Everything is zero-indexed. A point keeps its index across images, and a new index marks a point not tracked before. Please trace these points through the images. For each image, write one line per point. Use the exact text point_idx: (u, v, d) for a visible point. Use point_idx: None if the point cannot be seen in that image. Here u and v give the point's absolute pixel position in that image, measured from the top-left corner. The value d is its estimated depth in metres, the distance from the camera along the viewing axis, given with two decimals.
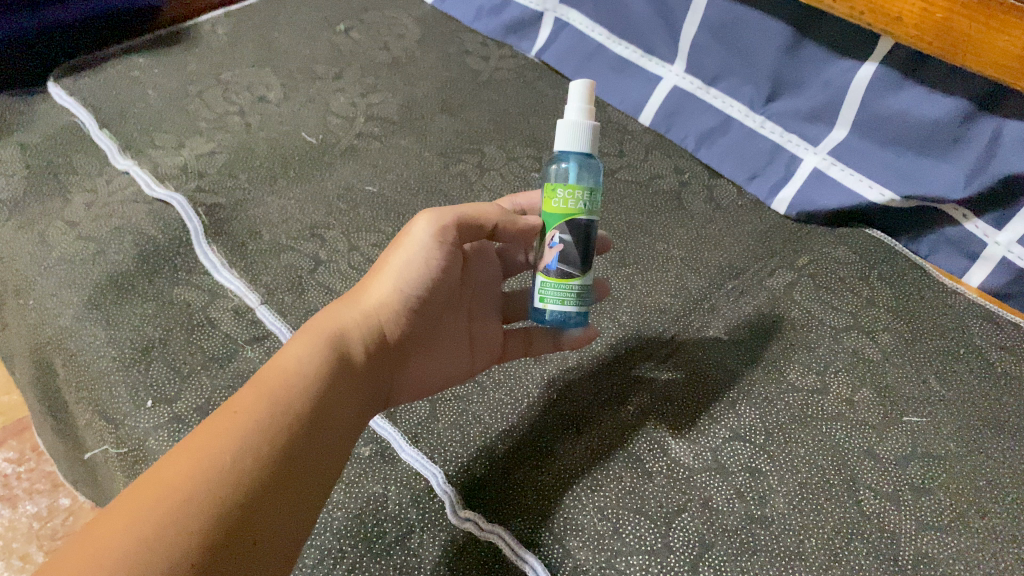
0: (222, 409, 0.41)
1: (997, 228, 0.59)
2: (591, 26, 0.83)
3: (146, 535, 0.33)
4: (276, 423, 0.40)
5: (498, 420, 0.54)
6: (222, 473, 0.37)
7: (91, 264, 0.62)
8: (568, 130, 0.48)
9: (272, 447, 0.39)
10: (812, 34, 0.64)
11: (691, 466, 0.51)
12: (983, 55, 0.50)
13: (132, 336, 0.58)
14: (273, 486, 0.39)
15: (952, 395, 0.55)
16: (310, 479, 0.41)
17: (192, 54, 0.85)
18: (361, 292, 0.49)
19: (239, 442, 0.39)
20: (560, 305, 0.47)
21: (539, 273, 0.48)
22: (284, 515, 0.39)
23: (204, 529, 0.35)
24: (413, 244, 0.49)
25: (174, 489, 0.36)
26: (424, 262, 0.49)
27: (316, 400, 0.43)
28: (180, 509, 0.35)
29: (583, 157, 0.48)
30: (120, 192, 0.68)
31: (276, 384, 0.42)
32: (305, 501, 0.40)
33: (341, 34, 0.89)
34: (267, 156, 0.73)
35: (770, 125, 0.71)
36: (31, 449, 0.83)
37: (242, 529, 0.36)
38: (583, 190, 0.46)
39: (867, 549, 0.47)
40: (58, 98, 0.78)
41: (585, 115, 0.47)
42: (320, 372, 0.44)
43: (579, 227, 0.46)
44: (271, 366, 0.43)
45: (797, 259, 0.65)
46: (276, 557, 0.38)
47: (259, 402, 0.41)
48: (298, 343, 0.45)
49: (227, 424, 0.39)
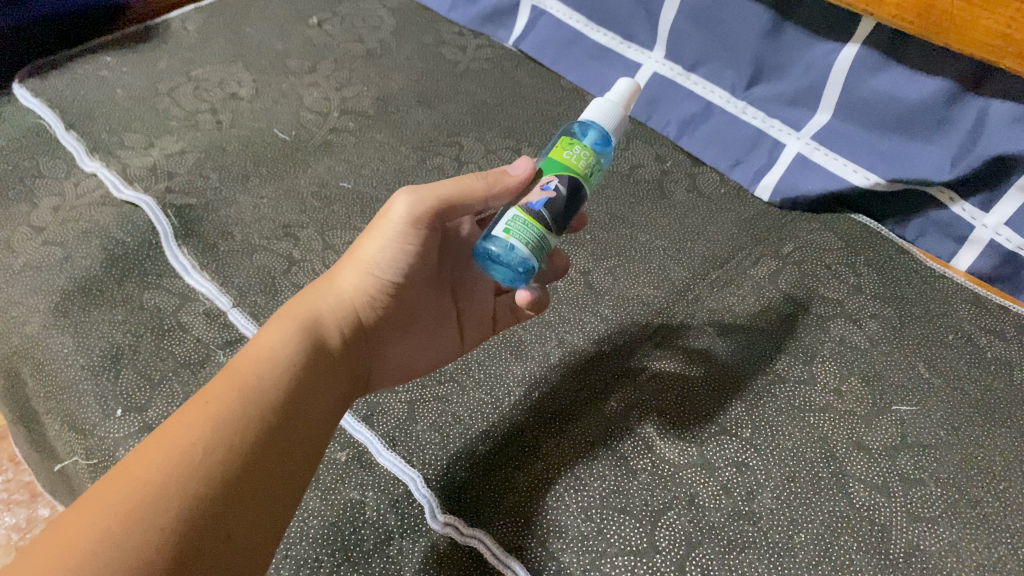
0: (194, 399, 0.39)
1: (984, 211, 0.58)
2: (569, 14, 0.81)
3: (113, 531, 0.32)
4: (249, 412, 0.39)
5: (478, 420, 0.53)
6: (192, 465, 0.36)
7: (57, 270, 0.60)
8: (604, 105, 0.47)
9: (246, 438, 0.38)
10: (791, 17, 0.62)
11: (675, 463, 0.50)
12: (966, 33, 0.48)
13: (100, 344, 0.56)
14: (250, 477, 0.37)
15: (942, 381, 0.54)
16: (288, 468, 0.39)
17: (162, 51, 0.83)
18: (336, 273, 0.48)
19: (211, 432, 0.37)
20: (517, 241, 0.42)
21: (514, 210, 0.43)
22: (262, 506, 0.37)
23: (176, 524, 0.34)
24: (387, 226, 0.47)
25: (144, 483, 0.34)
26: (397, 246, 0.47)
27: (292, 388, 0.41)
28: (149, 503, 0.34)
29: (603, 135, 0.47)
30: (88, 195, 0.67)
31: (249, 371, 0.41)
32: (283, 492, 0.39)
33: (315, 27, 0.87)
34: (239, 154, 0.71)
35: (752, 111, 0.70)
36: (8, 458, 0.75)
37: (216, 524, 0.35)
38: (595, 160, 0.45)
39: (857, 543, 0.46)
40: (22, 99, 0.76)
41: (620, 104, 0.48)
42: (295, 359, 0.42)
43: (576, 187, 0.43)
44: (245, 354, 0.42)
45: (783, 246, 0.64)
46: (254, 550, 0.37)
47: (231, 391, 0.39)
48: (272, 329, 0.44)
49: (198, 414, 0.38)
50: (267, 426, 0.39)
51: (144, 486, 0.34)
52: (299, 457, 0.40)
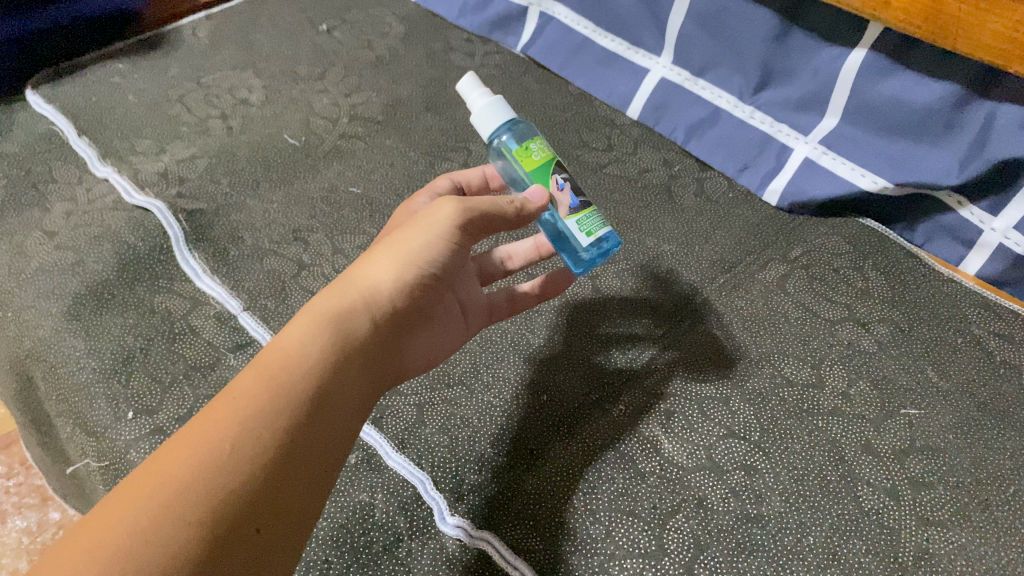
0: (223, 393, 0.37)
1: (993, 215, 0.58)
2: (577, 20, 0.81)
3: (141, 529, 0.30)
4: (279, 406, 0.36)
5: (486, 422, 0.53)
6: (222, 460, 0.34)
7: (70, 274, 0.61)
8: (496, 107, 0.50)
9: (275, 433, 0.36)
10: (798, 22, 0.63)
11: (684, 466, 0.50)
12: (973, 38, 0.48)
13: (112, 347, 0.56)
14: (278, 473, 0.35)
15: (951, 385, 0.54)
16: (319, 460, 0.37)
17: (173, 58, 0.84)
18: (369, 260, 0.44)
19: (241, 426, 0.35)
20: (602, 230, 0.48)
21: (567, 219, 0.47)
22: (291, 502, 0.35)
23: (207, 521, 0.32)
24: (434, 224, 0.44)
25: (171, 480, 0.32)
26: (442, 244, 0.44)
27: (322, 382, 0.38)
28: (179, 498, 0.32)
29: (508, 124, 0.50)
30: (100, 200, 0.67)
31: (279, 366, 0.38)
32: (312, 486, 0.37)
33: (324, 34, 0.88)
34: (249, 160, 0.72)
35: (760, 116, 0.70)
36: (21, 462, 0.76)
37: (245, 518, 0.33)
38: (543, 140, 0.50)
39: (866, 547, 0.46)
40: (36, 105, 0.77)
41: (488, 94, 0.50)
42: (325, 353, 0.39)
43: (564, 167, 0.49)
44: (273, 347, 0.39)
45: (790, 250, 0.64)
46: (285, 548, 0.35)
47: (260, 385, 0.37)
48: (301, 322, 0.40)
49: (224, 411, 0.36)
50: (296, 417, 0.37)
51: (174, 479, 0.32)
52: (328, 449, 0.38)
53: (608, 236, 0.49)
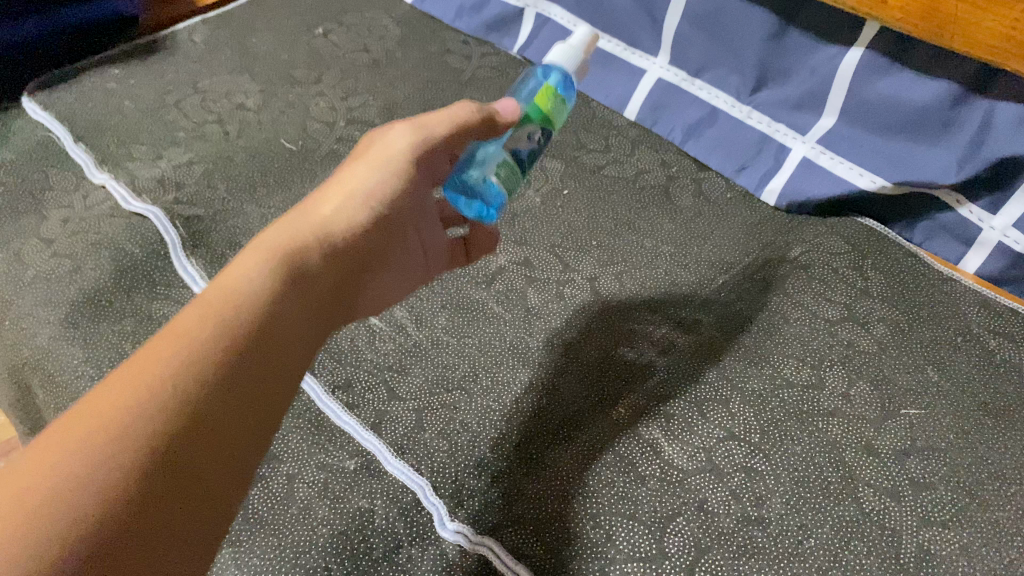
0: (164, 329, 0.34)
1: (992, 213, 0.58)
2: (574, 20, 0.81)
3: (67, 480, 0.27)
4: (226, 345, 0.33)
5: (485, 427, 0.53)
6: (162, 402, 0.30)
7: (67, 282, 0.61)
8: (570, 58, 0.53)
9: (221, 373, 0.33)
10: (795, 21, 0.62)
11: (684, 468, 0.49)
12: (970, 36, 0.48)
13: (110, 355, 0.56)
14: (222, 416, 0.32)
15: (951, 385, 0.54)
16: (267, 404, 0.34)
17: (169, 63, 0.83)
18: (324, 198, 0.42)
19: (183, 365, 0.32)
20: (501, 191, 0.47)
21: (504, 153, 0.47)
22: (235, 449, 0.32)
23: (144, 469, 0.29)
24: (395, 153, 0.44)
25: (105, 422, 0.29)
26: (405, 173, 0.43)
27: (272, 319, 0.36)
28: (111, 445, 0.29)
29: (564, 77, 0.52)
30: (97, 206, 0.67)
31: (227, 301, 0.35)
32: (260, 433, 0.34)
33: (321, 37, 0.88)
34: (246, 164, 0.72)
35: (757, 115, 0.70)
36: None
37: (184, 470, 0.30)
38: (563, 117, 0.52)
39: (868, 548, 0.46)
40: (31, 112, 0.77)
41: (579, 51, 0.53)
42: (276, 289, 0.37)
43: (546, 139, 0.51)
44: (218, 284, 0.36)
45: (789, 250, 0.64)
46: (223, 502, 0.32)
47: (205, 323, 0.34)
48: (250, 257, 0.38)
49: (165, 347, 0.32)
50: (236, 361, 0.33)
51: (104, 430, 0.29)
52: (274, 400, 0.35)
53: (497, 206, 0.47)
